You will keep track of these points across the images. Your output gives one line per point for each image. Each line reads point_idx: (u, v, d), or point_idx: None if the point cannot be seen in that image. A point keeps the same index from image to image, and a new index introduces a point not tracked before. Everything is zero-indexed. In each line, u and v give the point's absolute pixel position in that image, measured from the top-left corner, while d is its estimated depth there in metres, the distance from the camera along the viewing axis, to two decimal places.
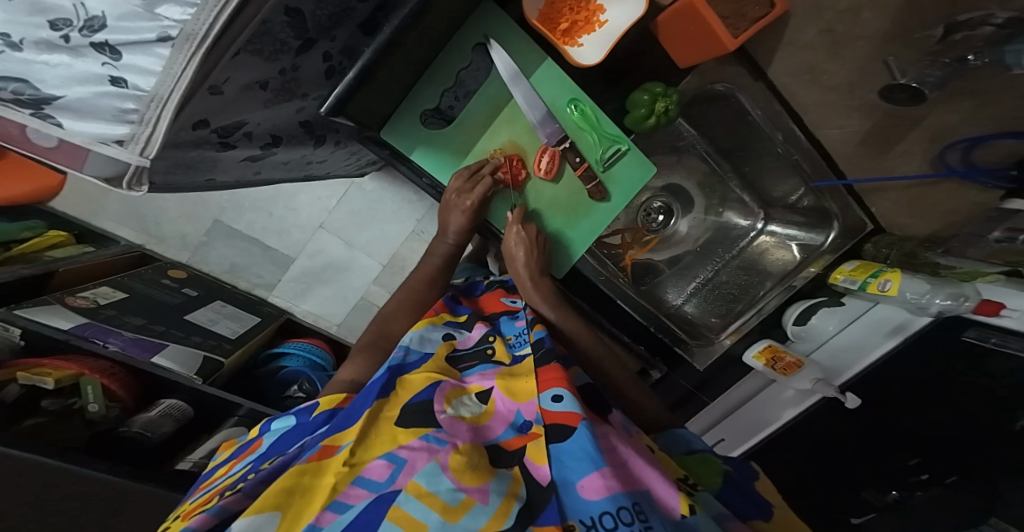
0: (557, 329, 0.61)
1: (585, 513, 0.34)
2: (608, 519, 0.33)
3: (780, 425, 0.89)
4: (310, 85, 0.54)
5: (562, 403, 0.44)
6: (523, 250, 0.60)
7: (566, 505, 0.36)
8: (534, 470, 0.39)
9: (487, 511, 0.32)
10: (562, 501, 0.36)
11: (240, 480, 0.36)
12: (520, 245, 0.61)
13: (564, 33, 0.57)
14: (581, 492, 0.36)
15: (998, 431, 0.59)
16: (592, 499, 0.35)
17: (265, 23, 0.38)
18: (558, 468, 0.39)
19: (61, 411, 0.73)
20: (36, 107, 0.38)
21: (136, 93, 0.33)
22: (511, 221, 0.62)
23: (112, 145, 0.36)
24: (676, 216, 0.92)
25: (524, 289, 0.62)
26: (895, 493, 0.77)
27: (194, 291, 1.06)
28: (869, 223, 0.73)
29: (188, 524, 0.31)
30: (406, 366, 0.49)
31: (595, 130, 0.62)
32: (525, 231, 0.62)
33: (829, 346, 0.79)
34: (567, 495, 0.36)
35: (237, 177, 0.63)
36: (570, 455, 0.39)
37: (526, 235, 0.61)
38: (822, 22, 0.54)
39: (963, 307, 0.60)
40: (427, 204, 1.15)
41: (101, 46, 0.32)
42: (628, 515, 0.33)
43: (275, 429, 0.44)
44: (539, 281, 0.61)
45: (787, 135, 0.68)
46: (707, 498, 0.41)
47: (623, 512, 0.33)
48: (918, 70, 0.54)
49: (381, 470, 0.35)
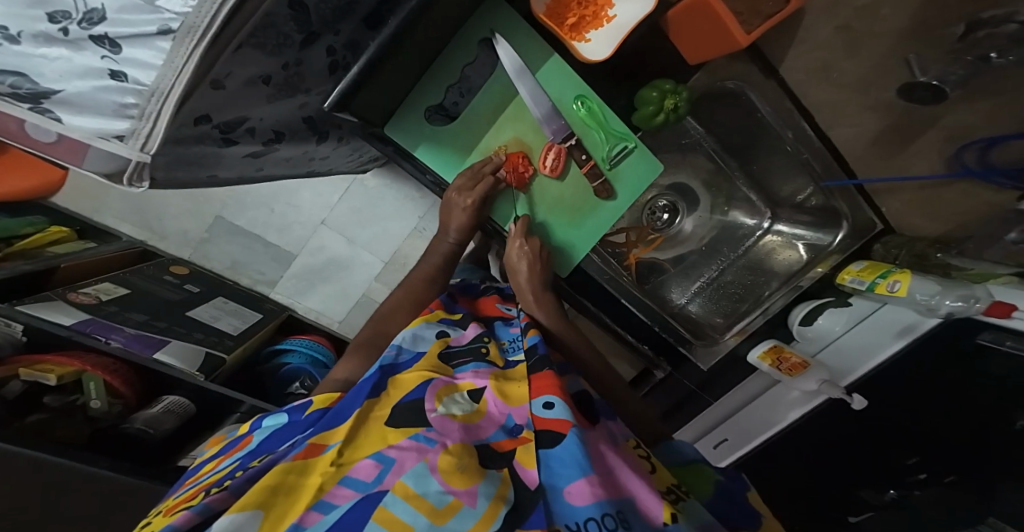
0: (555, 340, 0.61)
1: (571, 518, 0.34)
2: (593, 525, 0.33)
3: (786, 426, 0.86)
4: (313, 81, 0.53)
5: (554, 410, 0.43)
6: (526, 265, 0.60)
7: (554, 509, 0.36)
8: (522, 473, 0.38)
9: (474, 514, 0.32)
10: (549, 504, 0.36)
11: (228, 478, 0.35)
12: (523, 259, 0.61)
13: (571, 27, 0.56)
14: (568, 498, 0.36)
15: (999, 431, 0.59)
16: (579, 505, 0.35)
17: (268, 16, 0.37)
18: (547, 474, 0.38)
19: (63, 407, 0.73)
20: (35, 101, 0.37)
21: (136, 88, 0.32)
22: (513, 235, 0.62)
23: (112, 141, 0.34)
24: (681, 215, 0.91)
25: (527, 302, 0.63)
26: (893, 492, 0.77)
27: (196, 287, 1.06)
28: (877, 223, 0.72)
29: (171, 522, 0.30)
30: (399, 364, 0.49)
31: (601, 127, 0.61)
32: (528, 246, 0.61)
33: (836, 346, 0.78)
34: (555, 499, 0.36)
35: (239, 173, 0.62)
36: (559, 461, 0.38)
37: (528, 250, 0.61)
38: (839, 19, 0.54)
39: (974, 309, 0.59)
40: (429, 202, 1.14)
41: (100, 39, 0.31)
42: (612, 521, 0.33)
43: (265, 427, 0.43)
44: (541, 296, 0.62)
45: (798, 134, 0.68)
46: (696, 506, 0.41)
47: (607, 519, 0.34)
48: (940, 68, 0.53)
49: (368, 470, 0.35)
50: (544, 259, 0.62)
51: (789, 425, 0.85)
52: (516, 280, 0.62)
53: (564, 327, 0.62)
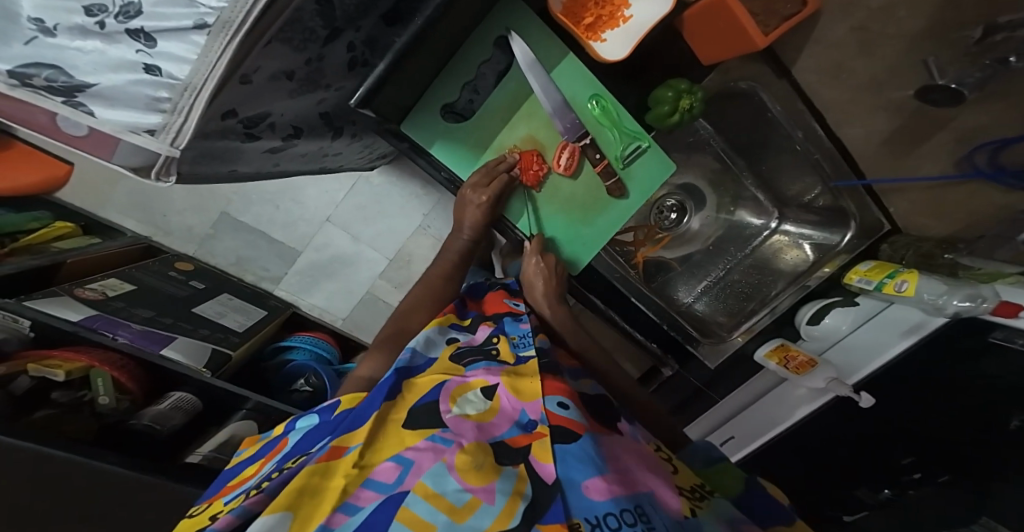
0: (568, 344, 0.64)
1: (590, 512, 0.34)
2: (612, 519, 0.34)
3: (793, 424, 0.86)
4: (333, 76, 0.53)
5: (567, 411, 0.45)
6: (542, 282, 0.61)
7: (571, 504, 0.35)
8: (539, 468, 0.38)
9: (493, 511, 0.32)
10: (567, 500, 0.36)
11: (265, 478, 0.36)
12: (539, 277, 0.62)
13: (587, 27, 0.57)
14: (586, 492, 0.36)
15: (998, 428, 0.61)
16: (596, 500, 0.35)
17: (297, 11, 0.37)
18: (562, 467, 0.38)
19: (71, 403, 0.71)
20: (69, 95, 0.37)
21: (171, 82, 0.33)
22: (531, 253, 0.63)
23: (144, 135, 0.35)
24: (688, 214, 0.91)
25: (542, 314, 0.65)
26: (887, 491, 0.79)
27: (202, 284, 1.06)
28: (886, 223, 0.74)
29: (212, 525, 0.30)
30: (415, 368, 0.49)
31: (615, 126, 0.61)
32: (544, 262, 0.63)
33: (842, 346, 0.78)
34: (572, 495, 0.36)
35: (257, 168, 0.61)
36: (575, 457, 0.39)
37: (545, 267, 0.62)
38: (855, 19, 0.56)
39: (980, 309, 0.58)
40: (435, 199, 1.14)
41: (136, 33, 0.32)
42: (631, 516, 0.34)
43: (299, 428, 0.44)
44: (556, 308, 0.63)
45: (808, 134, 0.70)
46: (722, 502, 0.42)
47: (626, 514, 0.34)
48: (958, 70, 0.54)
49: (389, 472, 0.35)
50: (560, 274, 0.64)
51: (797, 422, 0.85)
52: (532, 294, 0.64)
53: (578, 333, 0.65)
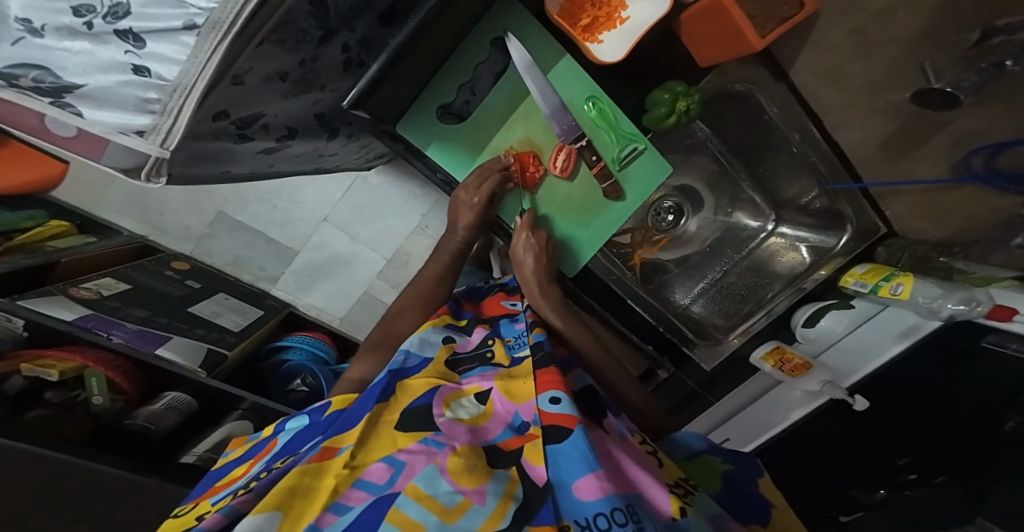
0: (560, 333, 0.60)
1: (580, 514, 0.34)
2: (602, 520, 0.33)
3: (789, 426, 0.83)
4: (328, 77, 0.53)
5: (560, 405, 0.44)
6: (532, 257, 0.60)
7: (562, 506, 0.36)
8: (531, 470, 0.38)
9: (484, 512, 0.32)
10: (557, 502, 0.36)
11: (253, 478, 0.36)
12: (529, 252, 0.61)
13: (585, 29, 0.57)
14: (576, 494, 0.36)
15: (989, 430, 0.61)
16: (587, 500, 0.35)
17: (289, 12, 0.37)
18: (554, 469, 0.38)
19: (64, 403, 0.71)
20: (56, 96, 0.37)
21: (159, 83, 0.32)
22: (521, 228, 0.62)
23: (132, 136, 0.34)
24: (685, 216, 0.91)
25: (533, 296, 0.62)
26: (883, 492, 0.79)
27: (197, 283, 1.05)
28: (882, 226, 0.75)
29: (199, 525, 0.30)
30: (407, 369, 0.48)
31: (612, 129, 0.61)
32: (534, 238, 0.62)
33: (838, 347, 0.76)
34: (563, 496, 0.36)
35: (251, 169, 0.61)
36: (567, 457, 0.39)
37: (535, 242, 0.61)
38: (853, 22, 0.56)
39: (974, 312, 0.58)
40: (433, 199, 1.14)
41: (125, 33, 0.31)
42: (622, 516, 0.33)
43: (288, 429, 0.44)
44: (547, 288, 0.61)
45: (804, 137, 0.69)
46: (705, 498, 0.41)
47: (616, 513, 0.33)
48: (954, 75, 0.55)
49: (381, 473, 0.35)
50: (551, 252, 0.63)
51: (792, 425, 0.83)
52: (522, 274, 0.62)
53: (572, 321, 0.61)
